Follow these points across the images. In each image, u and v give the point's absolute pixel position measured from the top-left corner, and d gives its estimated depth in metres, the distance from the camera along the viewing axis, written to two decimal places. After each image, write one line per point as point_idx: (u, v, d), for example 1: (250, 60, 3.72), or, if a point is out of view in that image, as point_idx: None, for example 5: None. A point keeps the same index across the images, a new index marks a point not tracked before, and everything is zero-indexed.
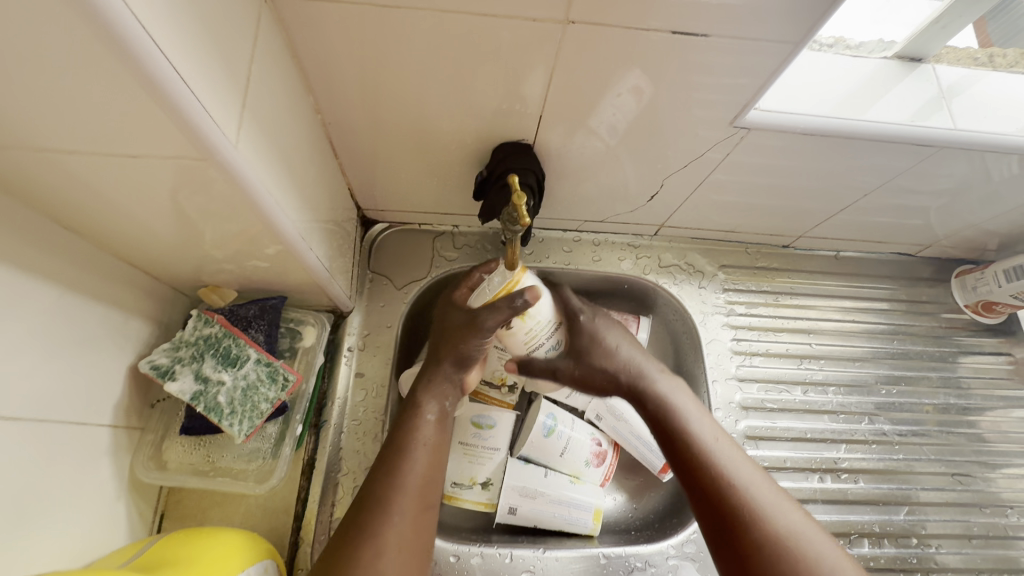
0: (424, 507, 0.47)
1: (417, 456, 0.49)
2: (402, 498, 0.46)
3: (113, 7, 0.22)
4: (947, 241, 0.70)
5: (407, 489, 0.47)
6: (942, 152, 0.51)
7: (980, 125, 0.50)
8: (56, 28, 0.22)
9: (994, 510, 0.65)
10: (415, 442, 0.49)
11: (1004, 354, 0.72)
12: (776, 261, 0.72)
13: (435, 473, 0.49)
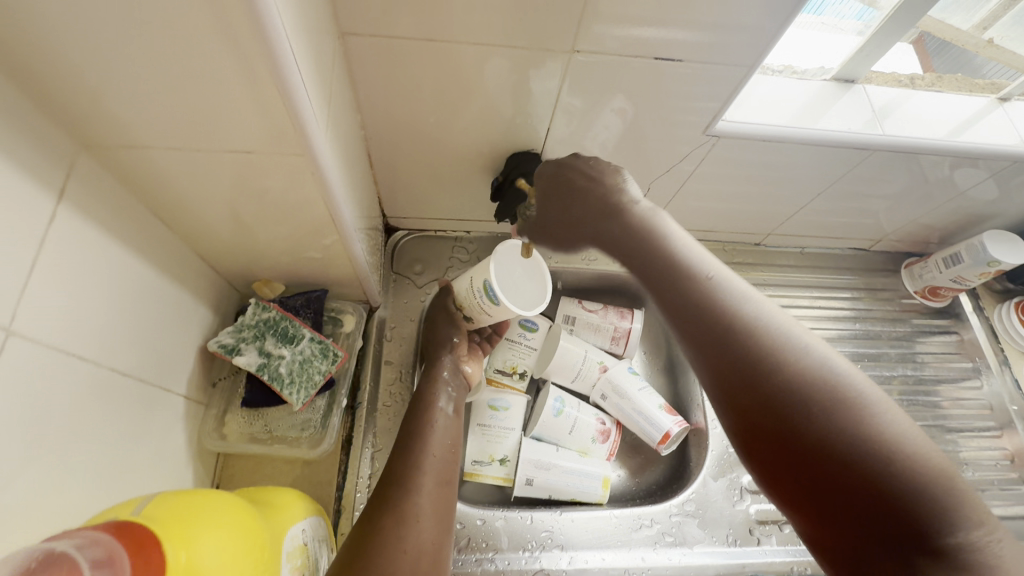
0: (444, 499, 0.51)
1: (432, 454, 0.53)
2: (422, 492, 0.50)
3: (279, 35, 0.30)
4: (894, 236, 0.81)
5: (427, 480, 0.51)
6: (876, 154, 0.62)
7: (904, 131, 0.61)
8: (233, 50, 0.30)
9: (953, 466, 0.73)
10: (428, 438, 0.55)
11: (951, 333, 0.82)
12: (749, 257, 0.82)
13: (450, 465, 0.54)
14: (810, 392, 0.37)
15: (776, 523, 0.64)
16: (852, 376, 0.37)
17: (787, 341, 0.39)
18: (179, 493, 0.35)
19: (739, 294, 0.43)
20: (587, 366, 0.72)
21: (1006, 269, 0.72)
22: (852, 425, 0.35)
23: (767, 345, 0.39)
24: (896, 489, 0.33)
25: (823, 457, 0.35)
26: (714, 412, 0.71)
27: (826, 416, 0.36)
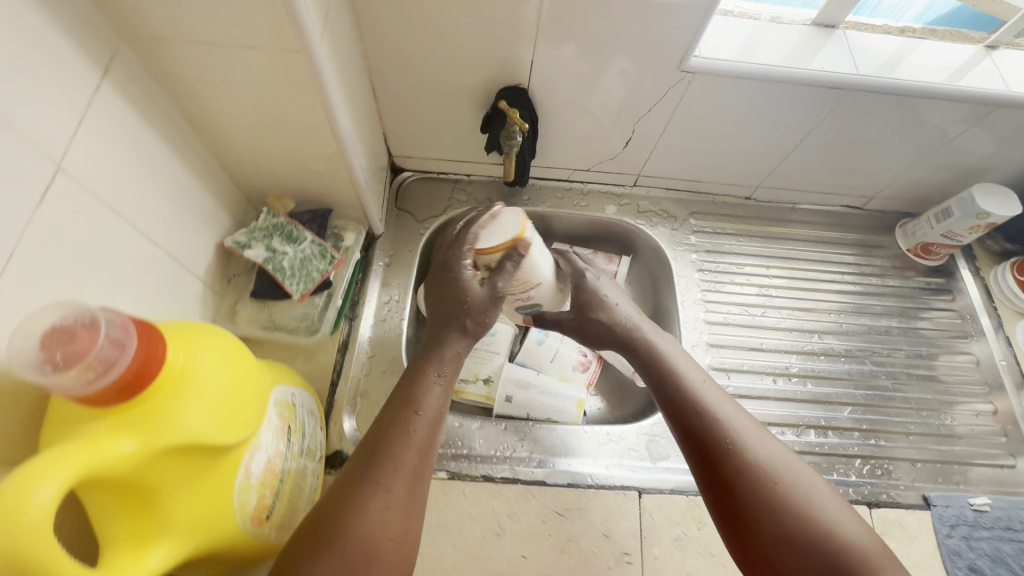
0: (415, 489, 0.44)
1: (415, 430, 0.46)
2: (388, 475, 0.43)
3: None
4: (887, 193, 0.82)
5: (400, 460, 0.44)
6: (851, 95, 0.63)
7: (879, 70, 0.62)
8: None
9: (932, 414, 0.73)
10: (414, 411, 0.47)
11: (944, 291, 0.82)
12: (739, 210, 0.85)
13: (433, 448, 0.46)
14: (762, 493, 0.46)
15: None
16: (783, 453, 0.48)
17: (746, 432, 0.49)
18: (184, 325, 0.39)
19: (726, 413, 0.51)
20: None
21: (996, 222, 0.72)
22: (768, 448, 0.48)
23: (738, 453, 0.48)
24: (807, 523, 0.44)
25: (777, 535, 0.44)
26: (690, 346, 0.74)
27: (763, 510, 0.45)
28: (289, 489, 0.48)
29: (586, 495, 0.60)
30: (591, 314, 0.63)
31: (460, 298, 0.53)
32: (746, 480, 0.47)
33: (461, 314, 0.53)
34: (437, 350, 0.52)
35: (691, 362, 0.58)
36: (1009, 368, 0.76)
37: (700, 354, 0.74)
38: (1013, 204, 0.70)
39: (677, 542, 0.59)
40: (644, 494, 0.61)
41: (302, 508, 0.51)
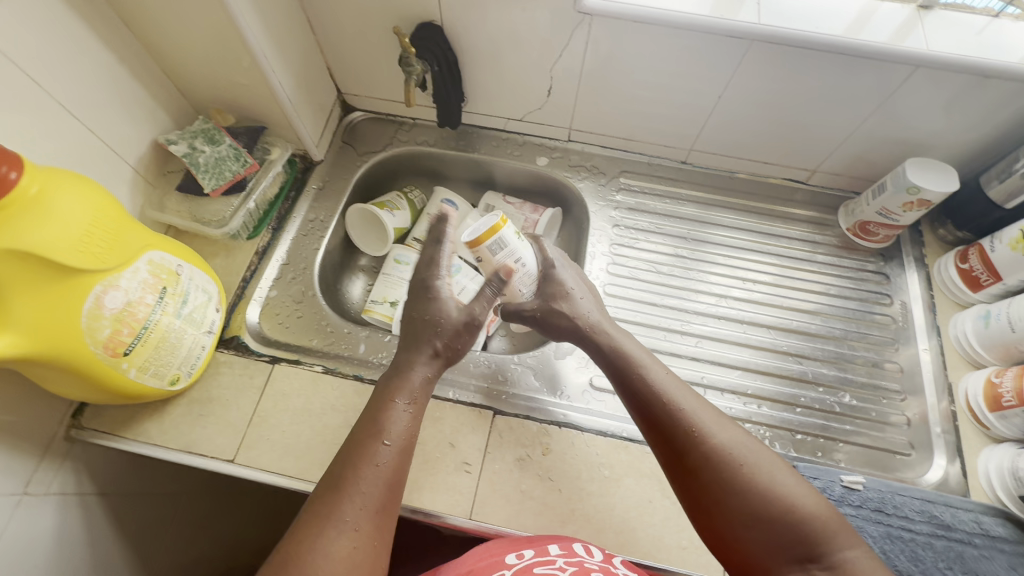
0: (385, 510, 0.47)
1: (384, 462, 0.49)
2: (356, 508, 0.46)
3: None
4: (828, 166, 0.79)
5: (371, 491, 0.47)
6: (755, 46, 0.63)
7: (781, 22, 0.62)
8: None
9: (828, 391, 0.70)
10: (383, 441, 0.50)
11: (880, 275, 0.78)
12: (672, 173, 0.84)
13: (403, 476, 0.50)
14: (731, 481, 0.47)
15: (613, 394, 0.68)
16: (745, 438, 0.50)
17: (709, 419, 0.51)
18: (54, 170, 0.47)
19: (688, 401, 0.53)
20: None
21: (928, 199, 0.68)
22: (733, 437, 0.50)
23: (704, 442, 0.49)
24: (773, 505, 0.46)
25: (744, 521, 0.46)
26: None
27: (739, 497, 0.47)
28: (156, 341, 0.56)
29: (442, 406, 0.64)
30: (552, 305, 0.63)
31: (435, 322, 0.58)
32: (713, 472, 0.48)
33: (434, 335, 0.58)
34: (407, 377, 0.55)
35: (654, 359, 0.58)
36: (931, 359, 0.71)
37: None
38: (947, 179, 0.67)
39: (518, 462, 0.61)
40: (498, 414, 0.64)
41: (174, 365, 0.59)
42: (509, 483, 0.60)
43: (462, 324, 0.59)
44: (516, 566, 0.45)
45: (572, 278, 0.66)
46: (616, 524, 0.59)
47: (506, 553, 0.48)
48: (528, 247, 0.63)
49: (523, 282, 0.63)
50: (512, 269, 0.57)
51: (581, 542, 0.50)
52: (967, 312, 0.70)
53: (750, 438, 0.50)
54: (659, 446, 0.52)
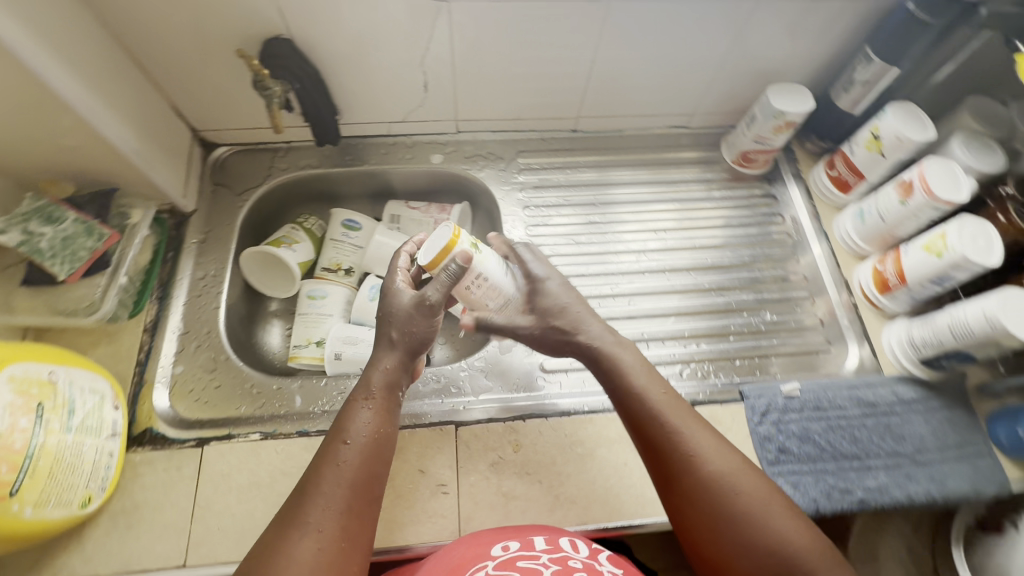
0: (359, 513, 0.45)
1: (348, 461, 0.47)
2: (320, 509, 0.44)
3: None
4: (703, 108, 0.84)
5: (337, 490, 0.45)
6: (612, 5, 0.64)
7: None
8: None
9: (751, 314, 0.76)
10: (343, 441, 0.48)
11: (768, 197, 0.85)
12: (566, 143, 0.85)
13: (373, 476, 0.47)
14: (725, 512, 0.47)
15: (564, 373, 0.69)
16: (743, 470, 0.49)
17: (705, 445, 0.50)
18: None
19: (685, 423, 0.51)
20: None
21: (793, 121, 0.74)
22: (742, 471, 0.49)
23: (700, 469, 0.49)
24: (766, 541, 0.45)
25: (734, 550, 0.46)
26: None
27: (732, 530, 0.46)
28: (49, 468, 0.47)
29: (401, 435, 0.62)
30: (546, 321, 0.60)
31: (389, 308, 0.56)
32: (710, 498, 0.48)
33: (389, 325, 0.56)
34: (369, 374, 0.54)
35: (653, 375, 0.55)
36: (826, 261, 0.79)
37: None
38: (803, 99, 0.73)
39: (492, 467, 0.60)
40: (460, 427, 0.63)
41: (80, 484, 0.51)
42: (488, 491, 0.59)
43: (414, 306, 0.55)
44: (501, 556, 0.43)
45: (564, 292, 0.62)
46: (600, 496, 0.60)
47: (492, 542, 0.46)
48: (489, 257, 0.58)
49: (490, 295, 0.59)
50: (464, 256, 0.54)
51: (566, 537, 0.47)
52: (844, 214, 0.78)
53: (748, 467, 0.49)
54: (655, 468, 0.51)
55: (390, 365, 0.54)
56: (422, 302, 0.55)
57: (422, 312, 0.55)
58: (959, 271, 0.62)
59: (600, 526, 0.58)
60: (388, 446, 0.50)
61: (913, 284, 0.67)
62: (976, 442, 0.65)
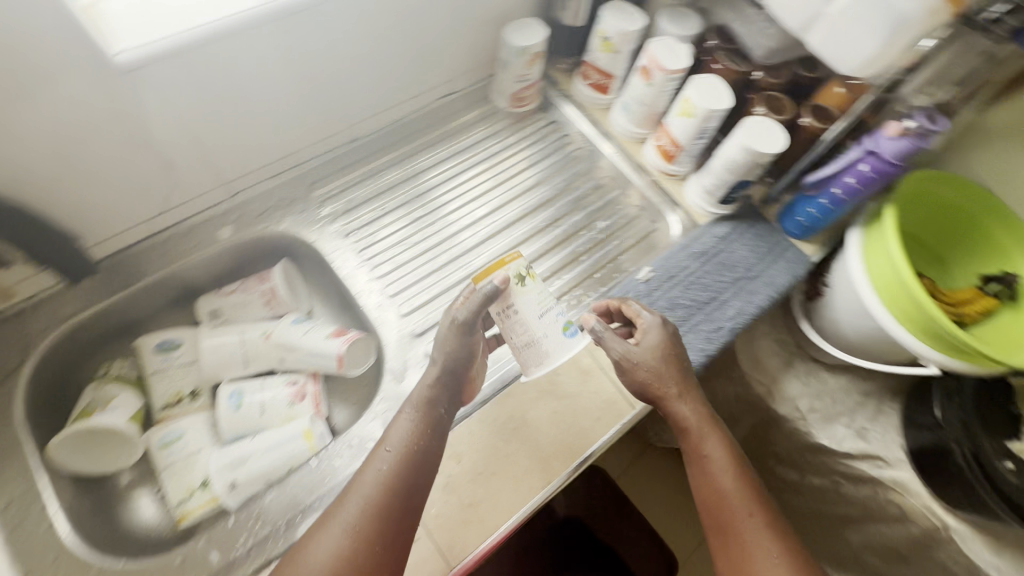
0: (374, 540, 0.51)
1: (384, 469, 0.55)
2: (352, 513, 0.52)
3: None
4: (458, 70, 0.85)
5: (359, 507, 0.52)
6: (317, 8, 0.61)
7: None
8: None
9: (588, 230, 0.83)
10: (385, 449, 0.56)
11: (552, 124, 0.91)
12: (352, 155, 0.81)
13: (405, 495, 0.53)
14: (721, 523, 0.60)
15: None
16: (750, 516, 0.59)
17: (722, 483, 0.61)
18: None
19: (712, 461, 0.62)
20: (249, 346, 0.71)
21: (537, 50, 0.79)
22: (755, 531, 0.58)
23: (711, 486, 0.61)
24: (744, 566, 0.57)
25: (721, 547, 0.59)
26: (375, 310, 0.71)
27: (720, 540, 0.59)
28: None
29: None
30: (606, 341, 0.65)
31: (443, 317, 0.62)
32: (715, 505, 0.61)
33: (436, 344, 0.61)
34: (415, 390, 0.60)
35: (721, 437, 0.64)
36: (620, 157, 0.88)
37: (388, 312, 0.72)
38: (536, 29, 0.79)
39: (446, 489, 0.60)
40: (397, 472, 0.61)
41: None
42: (457, 511, 0.59)
43: (453, 327, 0.60)
44: None
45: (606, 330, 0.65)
46: (550, 451, 0.63)
47: None
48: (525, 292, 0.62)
49: (512, 330, 0.62)
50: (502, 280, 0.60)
51: None
52: (613, 112, 0.87)
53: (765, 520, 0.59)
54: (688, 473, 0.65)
55: (433, 382, 0.60)
56: (455, 329, 0.60)
57: (462, 334, 0.61)
58: (711, 121, 0.74)
59: (563, 476, 0.62)
60: (424, 467, 0.56)
61: (687, 146, 0.79)
62: (779, 241, 0.81)
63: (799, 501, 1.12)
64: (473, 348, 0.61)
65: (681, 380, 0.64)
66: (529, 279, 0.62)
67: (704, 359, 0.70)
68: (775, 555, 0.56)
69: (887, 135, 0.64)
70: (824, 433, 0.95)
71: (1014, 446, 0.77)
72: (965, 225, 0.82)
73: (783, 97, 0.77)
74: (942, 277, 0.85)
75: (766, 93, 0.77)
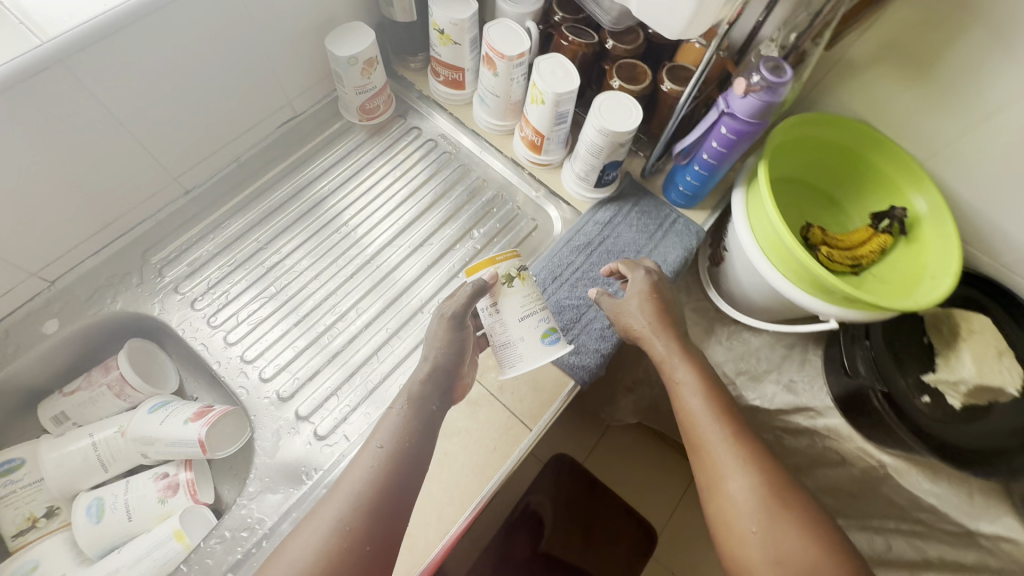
0: (364, 541, 0.50)
1: (373, 465, 0.53)
2: (334, 516, 0.50)
3: None
4: (292, 91, 0.76)
5: (347, 501, 0.51)
6: (72, 63, 0.51)
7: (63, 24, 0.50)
8: None
9: (466, 240, 0.76)
10: (376, 445, 0.54)
11: (414, 129, 0.83)
12: (190, 209, 0.73)
13: (391, 499, 0.52)
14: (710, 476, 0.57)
15: (342, 427, 0.63)
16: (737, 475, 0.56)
17: (711, 437, 0.58)
18: None
19: (702, 419, 0.59)
20: (104, 447, 0.64)
21: (369, 56, 0.71)
22: (746, 489, 0.55)
23: (701, 437, 0.59)
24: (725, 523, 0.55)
25: (710, 499, 0.58)
26: (236, 380, 0.65)
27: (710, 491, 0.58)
28: None
29: None
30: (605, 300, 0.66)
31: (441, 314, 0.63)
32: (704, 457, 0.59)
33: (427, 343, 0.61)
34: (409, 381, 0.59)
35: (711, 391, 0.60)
36: (490, 156, 0.81)
37: (251, 378, 0.65)
38: (362, 33, 0.71)
39: None
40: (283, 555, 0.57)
41: None
42: None
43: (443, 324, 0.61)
44: None
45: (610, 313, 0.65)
46: (445, 498, 0.59)
47: None
48: (519, 298, 0.62)
49: (495, 334, 0.61)
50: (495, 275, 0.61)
51: None
52: (474, 107, 0.80)
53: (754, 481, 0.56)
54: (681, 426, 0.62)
55: (423, 379, 0.58)
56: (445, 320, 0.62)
57: (453, 330, 0.61)
58: (563, 105, 0.68)
59: (460, 523, 0.58)
60: (417, 467, 0.54)
61: (549, 133, 0.72)
62: (667, 214, 0.76)
63: None
64: (464, 343, 0.61)
65: (685, 357, 0.62)
66: (518, 281, 0.62)
67: (598, 362, 0.66)
68: (767, 511, 0.54)
69: (737, 94, 0.59)
70: (753, 394, 0.89)
71: (926, 378, 0.76)
72: (850, 161, 0.78)
73: (641, 63, 0.71)
74: (839, 218, 0.81)
75: (622, 62, 0.71)
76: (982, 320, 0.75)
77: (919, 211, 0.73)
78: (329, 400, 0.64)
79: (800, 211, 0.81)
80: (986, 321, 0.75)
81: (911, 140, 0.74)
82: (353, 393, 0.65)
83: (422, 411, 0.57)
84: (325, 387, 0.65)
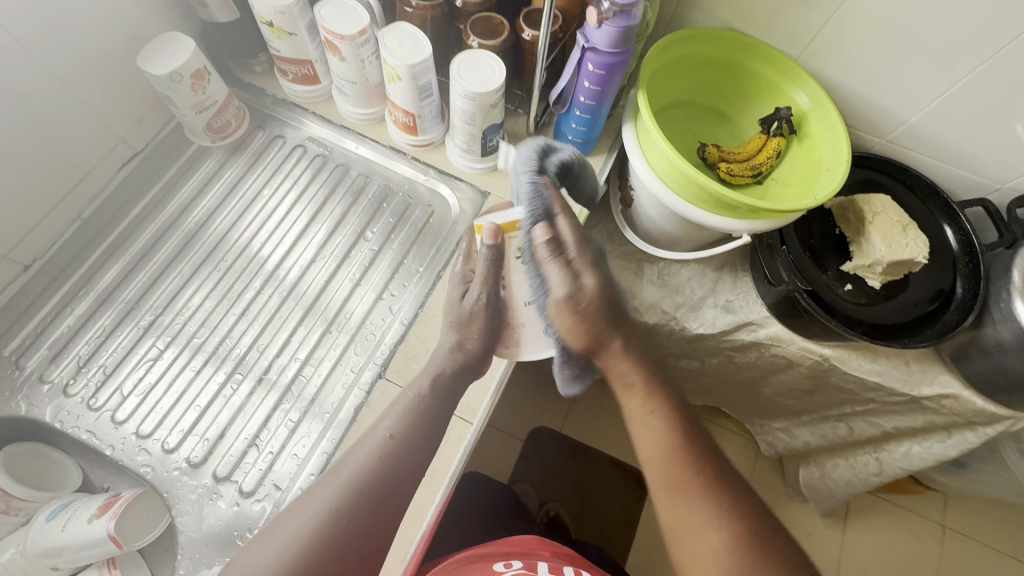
0: (360, 534, 0.50)
1: (380, 451, 0.53)
2: (339, 481, 0.51)
3: None
4: (121, 127, 0.67)
5: (343, 483, 0.51)
6: None
7: None
8: None
9: (361, 244, 0.70)
10: (387, 434, 0.54)
11: (277, 137, 0.75)
12: (31, 285, 0.63)
13: (394, 488, 0.52)
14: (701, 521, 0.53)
15: (268, 477, 0.58)
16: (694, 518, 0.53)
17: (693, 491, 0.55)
18: None
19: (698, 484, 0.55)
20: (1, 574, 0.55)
21: (197, 68, 0.62)
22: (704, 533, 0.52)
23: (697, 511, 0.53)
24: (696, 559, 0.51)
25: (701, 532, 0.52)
26: (138, 461, 0.59)
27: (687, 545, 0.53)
28: None
29: None
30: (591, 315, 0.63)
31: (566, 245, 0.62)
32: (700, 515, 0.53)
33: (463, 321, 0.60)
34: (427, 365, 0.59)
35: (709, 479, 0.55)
36: (367, 148, 0.74)
37: (155, 453, 0.60)
38: (181, 42, 0.62)
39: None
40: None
41: None
42: None
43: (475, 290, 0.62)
44: None
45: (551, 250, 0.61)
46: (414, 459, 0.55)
47: None
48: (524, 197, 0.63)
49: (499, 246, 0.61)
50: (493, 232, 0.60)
51: None
52: (336, 100, 0.73)
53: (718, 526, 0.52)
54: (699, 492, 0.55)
55: (436, 363, 0.58)
56: (481, 310, 0.61)
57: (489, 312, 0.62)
58: (422, 76, 0.62)
59: (420, 536, 0.53)
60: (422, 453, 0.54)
61: (418, 111, 0.66)
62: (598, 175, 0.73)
63: (712, 379, 1.09)
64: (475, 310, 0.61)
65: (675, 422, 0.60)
66: None
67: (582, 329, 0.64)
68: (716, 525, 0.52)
69: (593, 26, 0.56)
70: (695, 323, 0.87)
71: (846, 267, 0.78)
72: (731, 72, 0.77)
73: (496, 15, 0.66)
74: (733, 131, 0.80)
75: (475, 18, 0.65)
76: (882, 198, 0.76)
77: (803, 107, 0.74)
78: (248, 453, 0.59)
79: (695, 133, 0.79)
80: (886, 199, 0.76)
81: (783, 37, 0.73)
82: (272, 439, 0.60)
83: (424, 411, 0.56)
84: (239, 441, 0.60)
